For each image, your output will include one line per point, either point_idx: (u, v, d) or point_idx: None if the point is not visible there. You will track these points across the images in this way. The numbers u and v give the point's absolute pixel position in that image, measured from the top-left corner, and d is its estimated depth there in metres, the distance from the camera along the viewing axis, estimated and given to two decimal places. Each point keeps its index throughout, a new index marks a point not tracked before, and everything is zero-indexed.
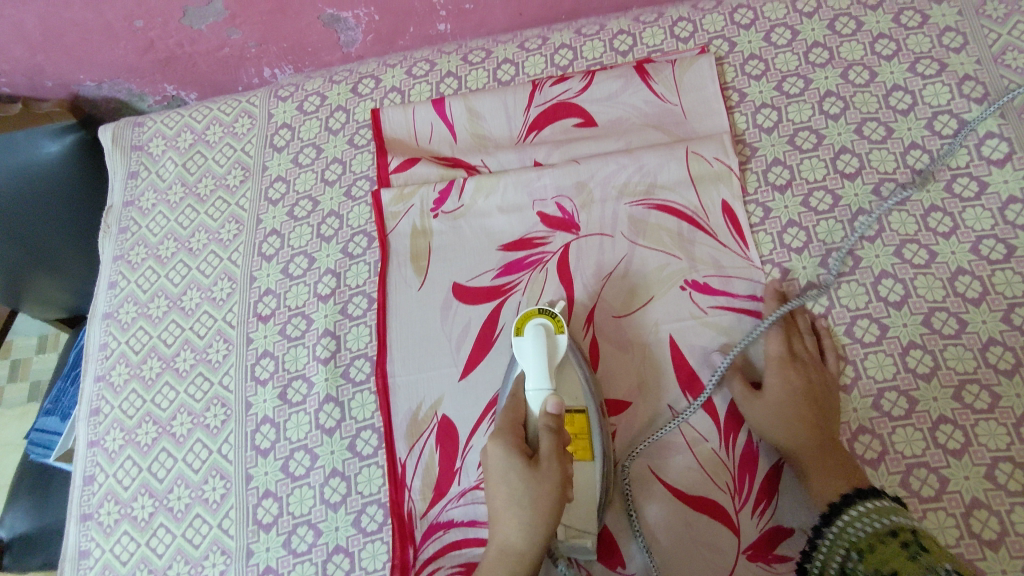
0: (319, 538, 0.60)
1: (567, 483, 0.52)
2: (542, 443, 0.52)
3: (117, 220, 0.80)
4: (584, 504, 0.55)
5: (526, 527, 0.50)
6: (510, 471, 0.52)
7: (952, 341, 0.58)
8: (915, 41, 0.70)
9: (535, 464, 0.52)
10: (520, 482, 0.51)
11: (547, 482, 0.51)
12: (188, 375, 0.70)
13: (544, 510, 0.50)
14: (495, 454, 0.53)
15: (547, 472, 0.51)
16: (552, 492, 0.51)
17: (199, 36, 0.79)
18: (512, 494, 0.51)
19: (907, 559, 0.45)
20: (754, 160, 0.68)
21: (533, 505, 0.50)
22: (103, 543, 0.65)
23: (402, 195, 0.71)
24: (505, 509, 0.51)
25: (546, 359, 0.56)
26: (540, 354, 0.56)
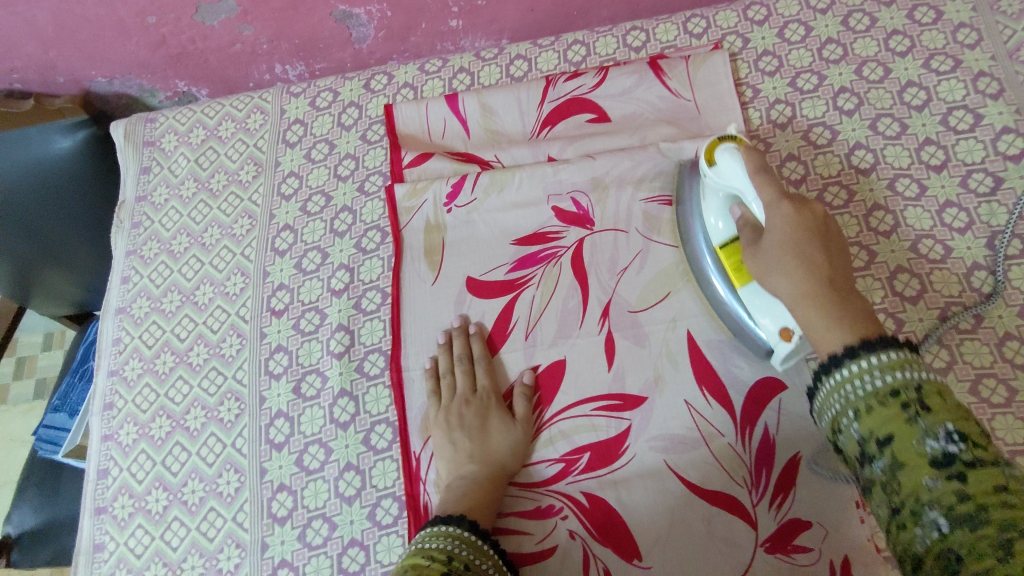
0: (334, 531, 0.60)
1: (798, 228, 0.51)
2: (767, 220, 0.52)
3: (129, 215, 0.80)
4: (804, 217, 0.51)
5: (796, 273, 0.50)
6: (766, 265, 0.52)
7: (969, 335, 0.58)
8: (929, 38, 0.70)
9: (760, 245, 0.53)
10: (766, 259, 0.52)
11: (776, 222, 0.51)
12: (201, 369, 0.70)
13: (806, 250, 0.50)
14: (750, 266, 0.54)
15: (773, 221, 0.52)
16: (793, 233, 0.51)
17: (212, 33, 0.79)
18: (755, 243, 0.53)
19: (906, 422, 0.40)
20: (769, 156, 0.68)
21: (797, 248, 0.50)
22: (117, 536, 0.65)
23: (415, 191, 0.71)
24: (773, 258, 0.51)
25: (747, 166, 0.54)
26: (740, 164, 0.54)
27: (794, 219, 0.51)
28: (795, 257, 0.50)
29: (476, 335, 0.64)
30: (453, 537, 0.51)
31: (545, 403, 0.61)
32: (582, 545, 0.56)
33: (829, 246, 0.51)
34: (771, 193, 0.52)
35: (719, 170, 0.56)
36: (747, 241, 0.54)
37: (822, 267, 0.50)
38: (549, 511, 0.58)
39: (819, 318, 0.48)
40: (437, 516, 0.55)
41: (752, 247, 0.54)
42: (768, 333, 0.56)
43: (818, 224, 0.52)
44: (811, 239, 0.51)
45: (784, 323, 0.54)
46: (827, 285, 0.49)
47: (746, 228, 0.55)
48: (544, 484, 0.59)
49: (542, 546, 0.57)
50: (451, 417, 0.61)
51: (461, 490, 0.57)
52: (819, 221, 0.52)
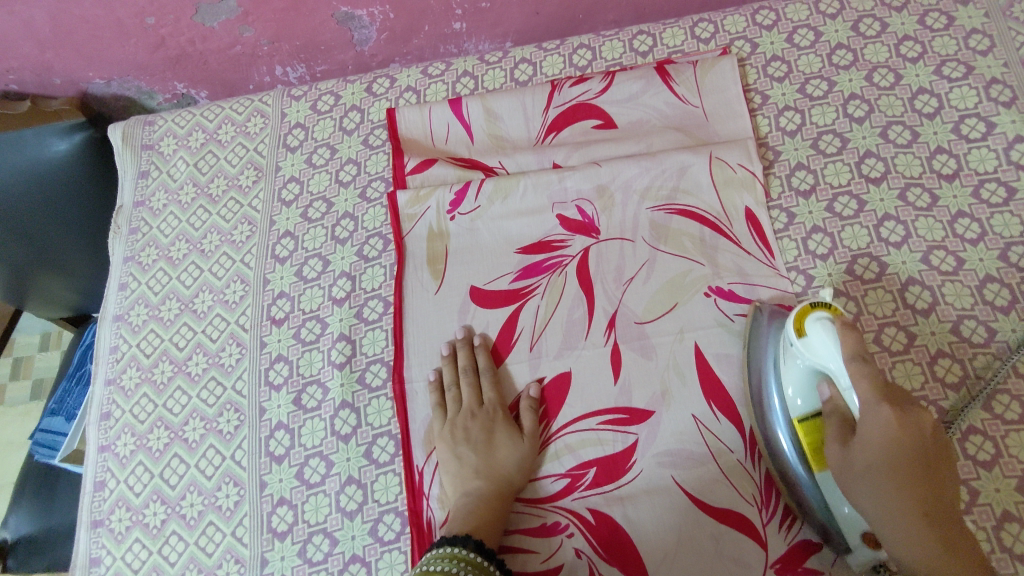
0: (335, 547, 0.59)
1: (901, 446, 0.45)
2: (863, 419, 0.47)
3: (127, 221, 0.79)
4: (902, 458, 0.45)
5: (895, 496, 0.45)
6: (858, 484, 0.47)
7: (982, 349, 0.57)
8: (940, 44, 0.69)
9: (850, 446, 0.48)
10: (857, 470, 0.47)
11: (872, 440, 0.46)
12: (200, 379, 0.68)
13: (902, 464, 0.45)
14: (831, 457, 0.49)
15: (871, 425, 0.46)
16: (891, 444, 0.46)
17: (212, 34, 0.78)
18: (845, 444, 0.48)
19: None
20: (778, 164, 0.67)
21: (891, 458, 0.45)
22: (114, 550, 0.64)
23: (417, 197, 0.70)
24: (864, 480, 0.46)
25: (846, 349, 0.48)
26: (836, 343, 0.48)
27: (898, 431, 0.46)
28: (887, 463, 0.45)
29: (481, 345, 0.63)
30: (458, 559, 0.50)
31: (550, 416, 0.60)
32: (587, 563, 0.55)
33: (930, 464, 0.45)
34: (870, 391, 0.46)
35: (810, 345, 0.50)
36: (834, 434, 0.49)
37: (920, 479, 0.45)
38: (554, 527, 0.57)
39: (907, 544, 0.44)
40: (441, 537, 0.54)
41: (840, 443, 0.48)
42: (845, 522, 0.50)
43: (919, 436, 0.46)
44: (919, 465, 0.45)
45: (864, 528, 0.49)
46: (924, 510, 0.44)
47: (838, 416, 0.49)
48: (549, 500, 0.58)
49: (547, 563, 0.56)
50: (457, 431, 0.60)
51: (466, 507, 0.56)
52: (923, 427, 0.46)
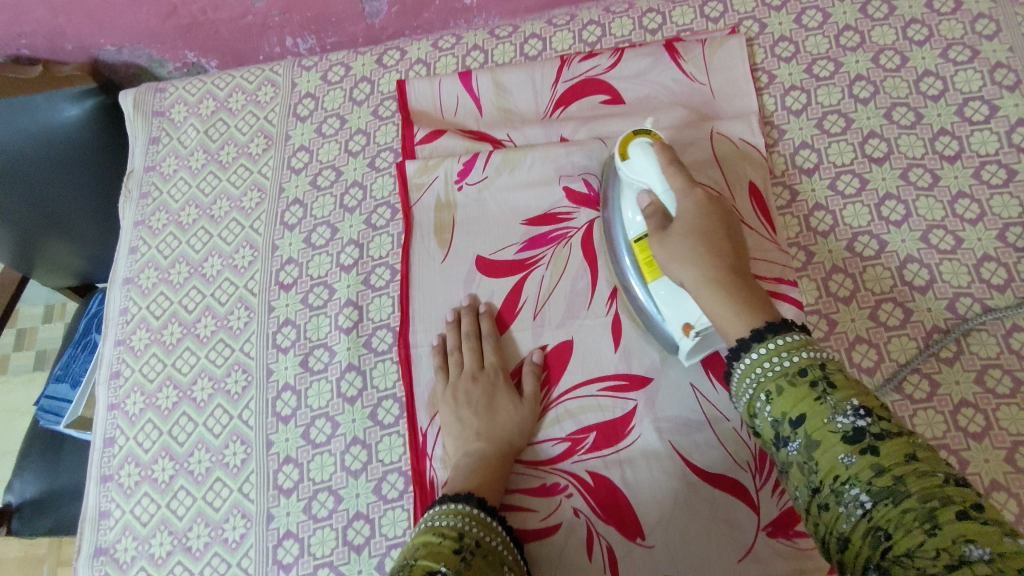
0: (339, 504, 0.61)
1: (707, 234, 0.52)
2: (678, 209, 0.54)
3: (138, 185, 0.80)
4: (700, 237, 0.52)
5: (704, 262, 0.51)
6: (679, 250, 0.52)
7: (977, 325, 0.59)
8: (947, 27, 0.70)
9: (668, 231, 0.53)
10: (677, 244, 0.52)
11: (680, 240, 0.52)
12: (208, 341, 0.70)
13: (713, 238, 0.52)
14: (657, 256, 0.54)
15: (687, 207, 0.54)
16: (702, 217, 0.53)
17: (223, 3, 0.78)
18: (664, 241, 0.53)
19: (816, 403, 0.42)
20: (782, 143, 0.69)
21: (703, 234, 0.52)
22: (122, 504, 0.65)
23: (426, 167, 0.71)
24: (680, 247, 0.52)
25: (660, 161, 0.56)
26: (653, 159, 0.56)
27: (708, 210, 0.53)
28: (703, 246, 0.51)
29: (489, 314, 0.64)
30: (464, 514, 0.51)
31: (552, 381, 0.62)
32: (585, 522, 0.57)
33: (731, 232, 0.53)
34: (683, 184, 0.54)
35: (634, 167, 0.57)
36: (655, 227, 0.54)
37: (725, 250, 0.52)
38: (554, 488, 0.58)
39: (722, 303, 0.49)
40: (445, 493, 0.55)
41: (661, 233, 0.54)
42: (672, 322, 0.56)
43: (723, 212, 0.54)
44: (710, 231, 0.52)
45: (687, 317, 0.54)
46: (732, 272, 0.51)
47: (659, 242, 0.53)
48: (549, 462, 0.59)
49: (546, 522, 0.57)
50: (459, 393, 0.61)
51: (469, 466, 0.57)
52: (726, 214, 0.54)
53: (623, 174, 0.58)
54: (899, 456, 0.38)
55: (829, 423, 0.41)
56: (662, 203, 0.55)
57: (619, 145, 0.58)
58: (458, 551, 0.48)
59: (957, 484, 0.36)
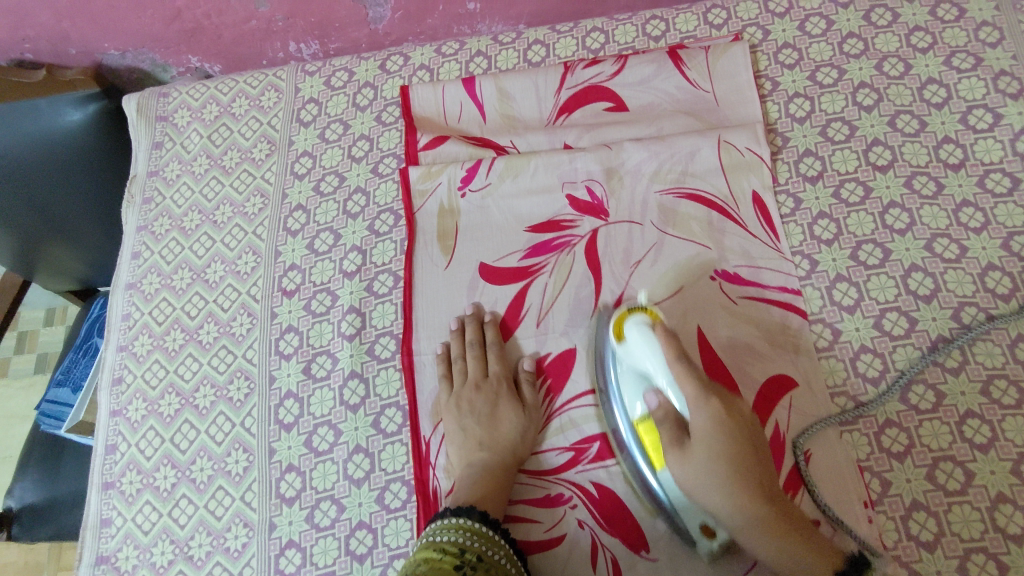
0: (342, 513, 0.60)
1: (732, 454, 0.49)
2: (694, 418, 0.51)
3: (141, 190, 0.80)
4: (723, 461, 0.49)
5: (730, 498, 0.48)
6: (699, 479, 0.50)
7: (982, 335, 0.58)
8: (951, 35, 0.70)
9: (686, 451, 0.50)
10: (698, 467, 0.50)
11: (699, 467, 0.50)
12: (211, 347, 0.69)
13: (742, 467, 0.49)
14: (673, 473, 0.51)
15: (701, 421, 0.50)
16: (723, 437, 0.49)
17: (227, 8, 0.78)
18: (681, 475, 0.50)
19: None
20: (786, 150, 0.68)
21: (728, 459, 0.49)
22: (124, 511, 0.65)
23: (429, 174, 0.71)
24: (701, 475, 0.50)
25: (665, 352, 0.52)
26: (657, 347, 0.53)
27: (725, 422, 0.50)
28: (727, 470, 0.49)
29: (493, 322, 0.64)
30: (465, 529, 0.51)
31: (555, 390, 0.61)
32: (589, 533, 0.56)
33: (755, 438, 0.51)
34: (694, 389, 0.51)
35: (630, 348, 0.55)
36: (671, 439, 0.51)
37: (756, 476, 0.49)
38: (558, 499, 0.58)
39: (779, 553, 0.48)
40: (449, 507, 0.55)
41: (677, 451, 0.51)
42: (686, 512, 0.53)
43: (742, 417, 0.51)
44: (739, 448, 0.49)
45: (704, 519, 0.53)
46: (765, 496, 0.49)
47: (679, 470, 0.50)
48: (553, 472, 0.59)
49: (550, 533, 0.57)
50: (463, 403, 0.62)
51: (471, 476, 0.58)
52: (746, 420, 0.51)
53: (620, 353, 0.56)
54: None
55: None
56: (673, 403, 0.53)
57: (614, 324, 0.57)
58: (459, 566, 0.48)
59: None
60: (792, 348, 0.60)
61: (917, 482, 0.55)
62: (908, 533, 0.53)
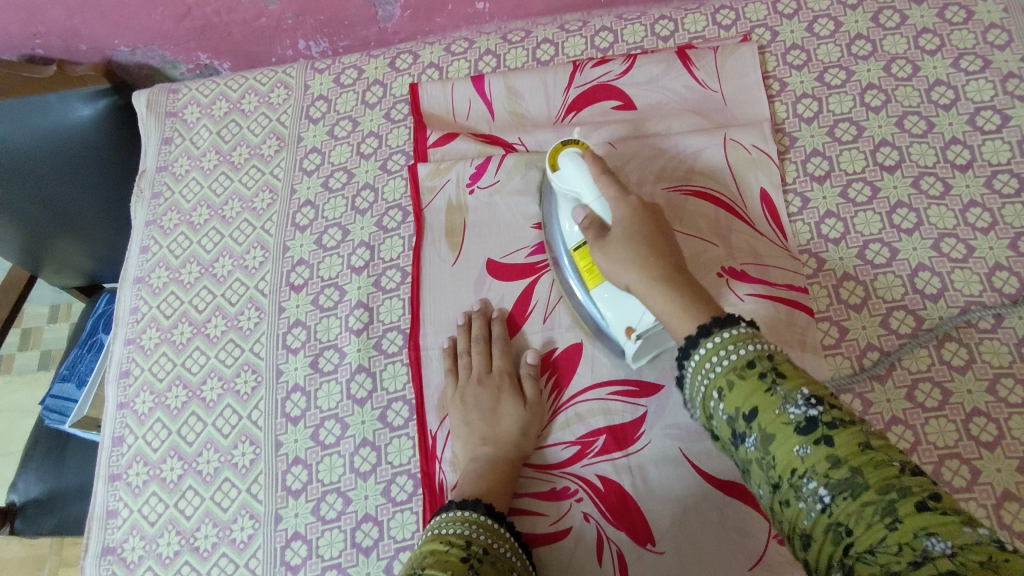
0: (348, 506, 0.61)
1: (641, 221, 0.54)
2: (613, 217, 0.55)
3: (150, 185, 0.80)
4: (632, 242, 0.53)
5: (638, 271, 0.51)
6: (614, 261, 0.53)
7: (989, 335, 0.59)
8: (959, 37, 0.70)
9: (606, 237, 0.54)
10: (615, 249, 0.53)
11: (617, 248, 0.53)
12: (219, 341, 0.70)
13: (652, 244, 0.52)
14: (599, 265, 0.55)
15: (621, 213, 0.54)
16: (635, 223, 0.54)
17: (238, 5, 0.79)
18: (600, 246, 0.54)
19: (766, 393, 0.40)
20: (793, 150, 0.69)
21: (635, 238, 0.53)
22: (131, 503, 0.65)
23: (438, 170, 0.71)
24: (619, 253, 0.53)
25: (591, 172, 0.57)
26: (585, 172, 0.57)
27: (640, 214, 0.54)
28: (640, 253, 0.52)
29: (499, 317, 0.64)
30: (470, 522, 0.51)
31: (561, 385, 0.62)
32: (595, 527, 0.56)
33: (667, 238, 0.54)
34: (615, 194, 0.55)
35: (564, 177, 0.58)
36: (593, 237, 0.55)
37: (664, 257, 0.52)
38: (564, 493, 0.58)
39: (680, 310, 0.48)
40: (453, 500, 0.55)
41: (599, 240, 0.55)
42: (614, 323, 0.58)
43: (657, 224, 0.54)
44: (648, 230, 0.53)
45: (627, 321, 0.56)
46: (669, 270, 0.51)
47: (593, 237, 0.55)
48: (558, 466, 0.59)
49: (556, 526, 0.57)
50: (468, 397, 0.61)
51: (477, 471, 0.57)
52: (660, 221, 0.55)
53: (553, 182, 0.60)
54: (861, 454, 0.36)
55: (780, 413, 0.39)
56: (598, 221, 0.56)
57: (550, 156, 0.60)
58: (466, 558, 0.48)
59: (911, 471, 0.36)
60: (798, 345, 0.60)
61: None
62: None
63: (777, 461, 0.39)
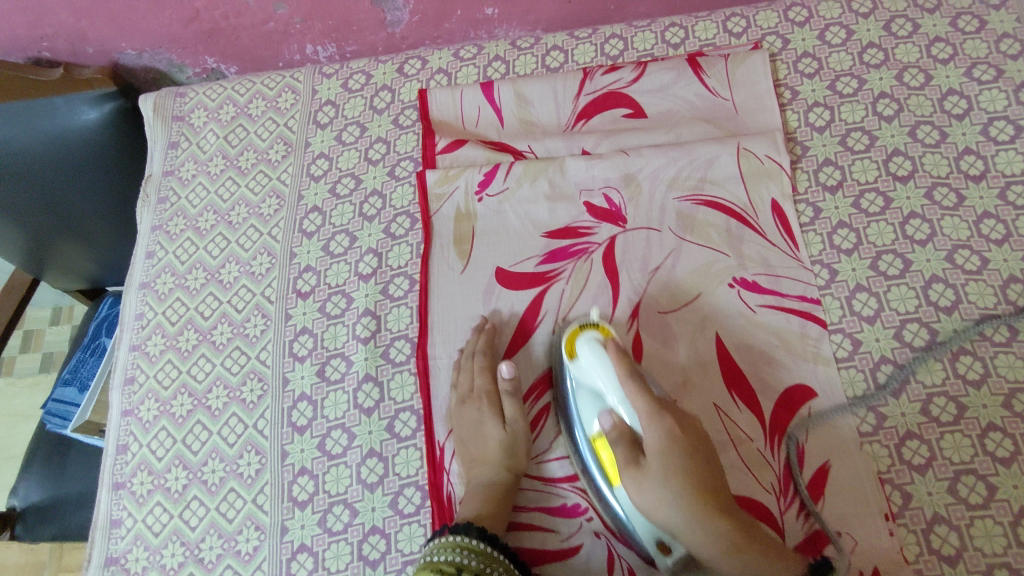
0: (355, 517, 0.60)
1: (682, 446, 0.50)
2: (646, 435, 0.51)
3: (156, 189, 0.80)
4: (674, 473, 0.49)
5: (685, 505, 0.49)
6: (654, 495, 0.50)
7: (1004, 348, 0.58)
8: (971, 46, 0.70)
9: (642, 466, 0.51)
10: (653, 487, 0.50)
11: (652, 482, 0.50)
12: (225, 348, 0.69)
13: (693, 470, 0.50)
14: (629, 494, 0.51)
15: (655, 437, 0.50)
16: (670, 443, 0.50)
17: (246, 10, 0.78)
18: (637, 484, 0.50)
19: None
20: (805, 159, 0.68)
21: (678, 473, 0.49)
22: (135, 512, 0.64)
23: (447, 177, 0.70)
24: (659, 492, 0.49)
25: (615, 369, 0.53)
26: (608, 365, 0.54)
27: (679, 434, 0.50)
28: (682, 487, 0.49)
29: (485, 330, 0.63)
30: (462, 546, 0.52)
31: None
32: (606, 543, 0.56)
33: (708, 452, 0.51)
34: (646, 407, 0.51)
35: (584, 365, 0.55)
36: (625, 459, 0.51)
37: (710, 486, 0.50)
38: (574, 508, 0.57)
39: (739, 565, 0.47)
40: (446, 525, 0.55)
41: (633, 466, 0.51)
42: (644, 529, 0.52)
43: (692, 433, 0.51)
44: (688, 446, 0.50)
45: (659, 536, 0.51)
46: (717, 505, 0.49)
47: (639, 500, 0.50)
48: (567, 480, 0.58)
49: (566, 543, 0.56)
50: (462, 421, 0.62)
51: (473, 494, 0.57)
52: (693, 430, 0.52)
53: (573, 372, 0.57)
54: None
55: None
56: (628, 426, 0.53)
57: (567, 341, 0.58)
58: None
59: None
60: (811, 357, 0.60)
61: (938, 495, 0.54)
62: (930, 547, 0.53)
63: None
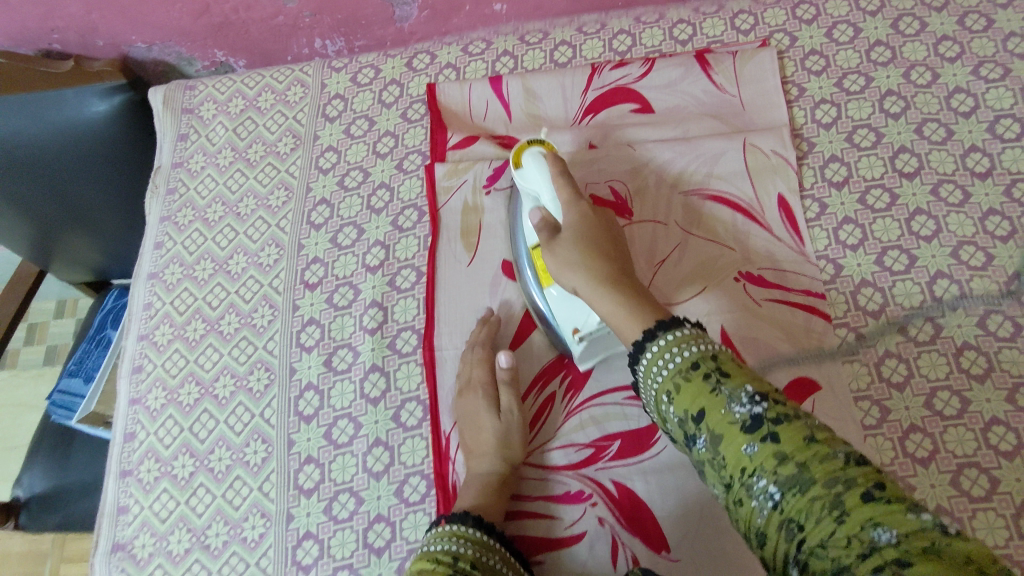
0: (360, 506, 0.60)
1: (589, 228, 0.53)
2: (563, 217, 0.54)
3: (165, 181, 0.80)
4: (575, 240, 0.52)
5: (586, 272, 0.51)
6: (563, 258, 0.52)
7: (1009, 343, 0.58)
8: (978, 45, 0.70)
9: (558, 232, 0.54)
10: (564, 250, 0.52)
11: (562, 248, 0.52)
12: (232, 338, 0.69)
13: (599, 244, 0.52)
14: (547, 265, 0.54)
15: (571, 215, 0.54)
16: (583, 221, 0.53)
17: (257, 4, 0.79)
18: (554, 249, 0.53)
19: (710, 393, 0.39)
20: (811, 155, 0.68)
21: (586, 237, 0.52)
22: (142, 500, 0.65)
23: (455, 170, 0.71)
24: (568, 252, 0.52)
25: (550, 174, 0.56)
26: (545, 171, 0.57)
27: (592, 215, 0.54)
28: (589, 253, 0.51)
29: (490, 322, 0.64)
30: (459, 536, 0.51)
31: (574, 388, 0.61)
32: (610, 531, 0.56)
33: (619, 246, 0.53)
34: (568, 195, 0.55)
35: (525, 175, 0.58)
36: (541, 233, 0.54)
37: (610, 261, 0.51)
38: (578, 497, 0.57)
39: (617, 308, 0.48)
40: (439, 519, 0.55)
41: (549, 239, 0.54)
42: (564, 322, 0.59)
43: (607, 230, 0.54)
44: (596, 223, 0.54)
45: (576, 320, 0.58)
46: (617, 274, 0.50)
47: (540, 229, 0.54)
48: (570, 469, 0.59)
49: (570, 530, 0.57)
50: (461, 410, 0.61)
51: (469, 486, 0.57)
52: (610, 228, 0.54)
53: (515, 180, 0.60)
54: (807, 446, 0.35)
55: (726, 412, 0.38)
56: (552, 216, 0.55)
57: (514, 155, 0.60)
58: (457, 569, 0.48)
59: (856, 462, 0.34)
60: (816, 351, 0.60)
61: (941, 488, 0.54)
62: None
63: (727, 460, 0.38)
